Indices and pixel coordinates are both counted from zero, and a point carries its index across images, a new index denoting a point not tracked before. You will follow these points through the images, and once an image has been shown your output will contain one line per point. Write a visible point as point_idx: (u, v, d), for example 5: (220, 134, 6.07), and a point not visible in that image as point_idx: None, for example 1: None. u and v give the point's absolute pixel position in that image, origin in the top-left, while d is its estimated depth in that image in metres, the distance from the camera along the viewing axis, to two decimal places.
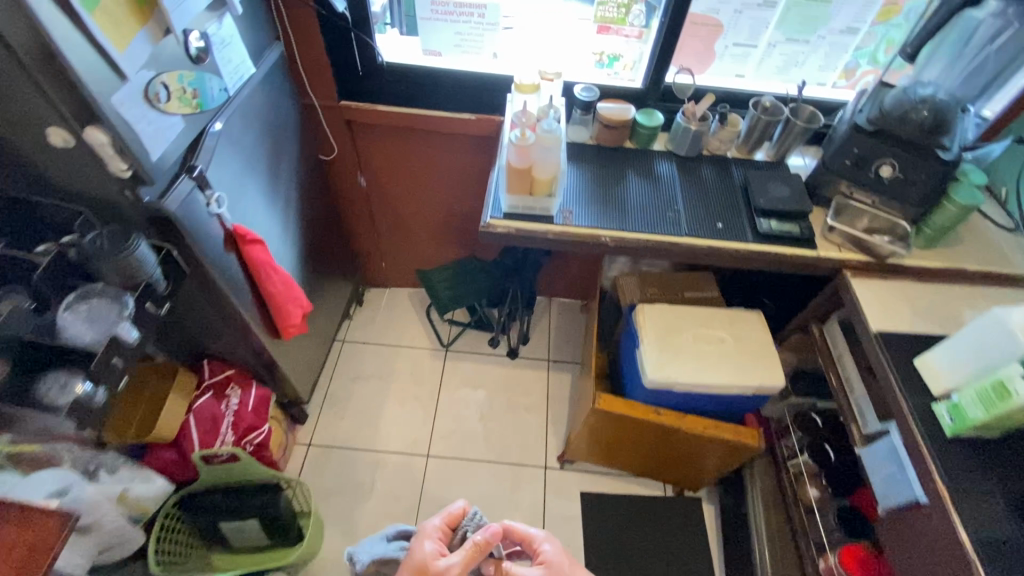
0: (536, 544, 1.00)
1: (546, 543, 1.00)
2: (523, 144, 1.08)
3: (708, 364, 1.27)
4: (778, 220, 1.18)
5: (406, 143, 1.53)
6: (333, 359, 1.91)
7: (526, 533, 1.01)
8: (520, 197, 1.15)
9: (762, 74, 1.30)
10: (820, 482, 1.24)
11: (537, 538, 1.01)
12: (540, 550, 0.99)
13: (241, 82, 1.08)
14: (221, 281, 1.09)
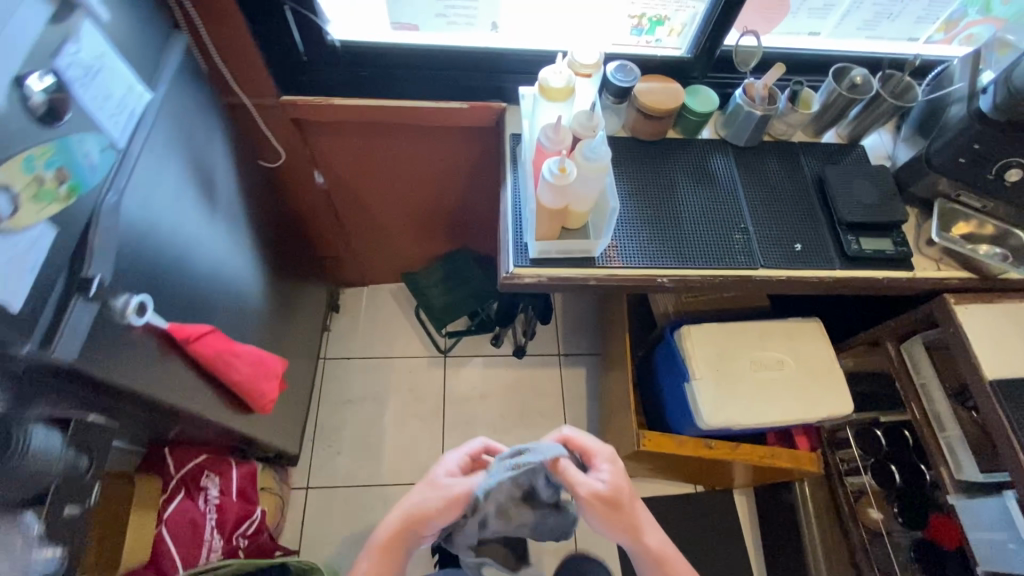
0: (598, 455, 0.83)
1: (608, 454, 0.83)
2: (559, 183, 0.77)
3: (769, 396, 1.11)
4: (868, 234, 0.95)
5: (374, 139, 1.18)
6: (317, 382, 1.67)
7: (588, 444, 0.85)
8: (552, 241, 0.87)
9: (842, 31, 0.99)
10: (885, 504, 1.18)
11: (600, 450, 0.84)
12: (601, 458, 0.83)
13: (136, 118, 0.71)
14: (170, 398, 0.82)
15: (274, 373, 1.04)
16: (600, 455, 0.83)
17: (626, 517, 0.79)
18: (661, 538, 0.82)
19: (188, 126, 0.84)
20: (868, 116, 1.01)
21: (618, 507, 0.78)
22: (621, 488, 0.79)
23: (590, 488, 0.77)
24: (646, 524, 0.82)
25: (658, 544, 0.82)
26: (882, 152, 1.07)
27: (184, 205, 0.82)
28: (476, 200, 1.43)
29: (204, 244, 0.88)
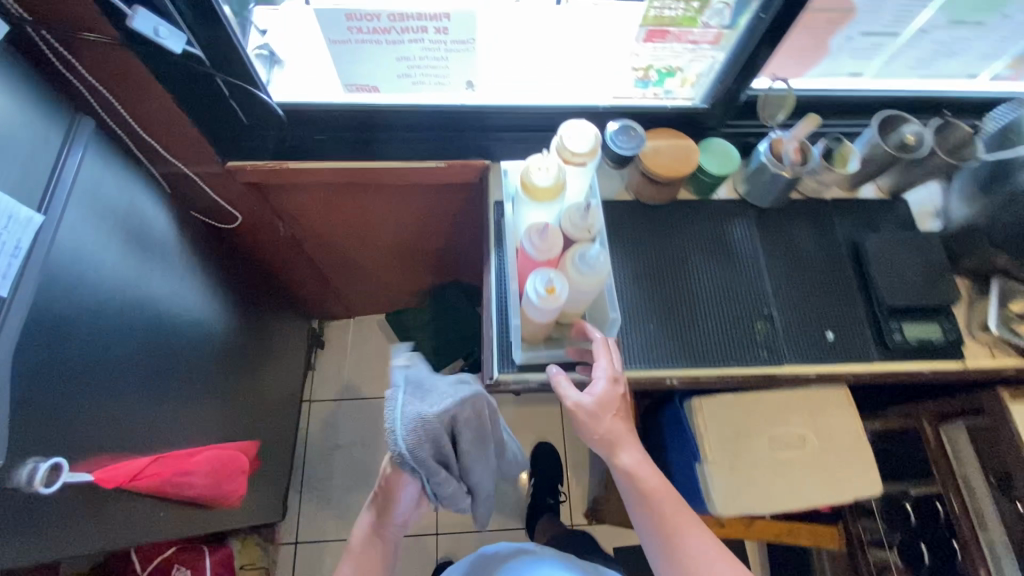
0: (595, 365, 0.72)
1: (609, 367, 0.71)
2: (546, 300, 0.63)
3: (788, 478, 1.00)
4: (912, 320, 0.82)
5: (341, 194, 1.03)
6: (302, 426, 1.58)
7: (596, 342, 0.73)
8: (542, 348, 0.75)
9: (891, 71, 0.82)
10: None
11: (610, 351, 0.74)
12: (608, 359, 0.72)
13: (25, 255, 0.58)
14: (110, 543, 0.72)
15: (240, 466, 0.95)
16: (596, 352, 0.72)
17: (604, 433, 0.72)
18: (642, 461, 0.72)
19: (107, 231, 0.71)
20: (912, 172, 0.86)
21: (602, 417, 0.71)
22: (608, 402, 0.70)
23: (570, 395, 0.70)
24: (633, 457, 0.72)
25: (643, 475, 0.72)
26: (928, 208, 0.91)
27: (113, 327, 0.70)
28: (461, 245, 1.29)
29: (144, 357, 0.76)
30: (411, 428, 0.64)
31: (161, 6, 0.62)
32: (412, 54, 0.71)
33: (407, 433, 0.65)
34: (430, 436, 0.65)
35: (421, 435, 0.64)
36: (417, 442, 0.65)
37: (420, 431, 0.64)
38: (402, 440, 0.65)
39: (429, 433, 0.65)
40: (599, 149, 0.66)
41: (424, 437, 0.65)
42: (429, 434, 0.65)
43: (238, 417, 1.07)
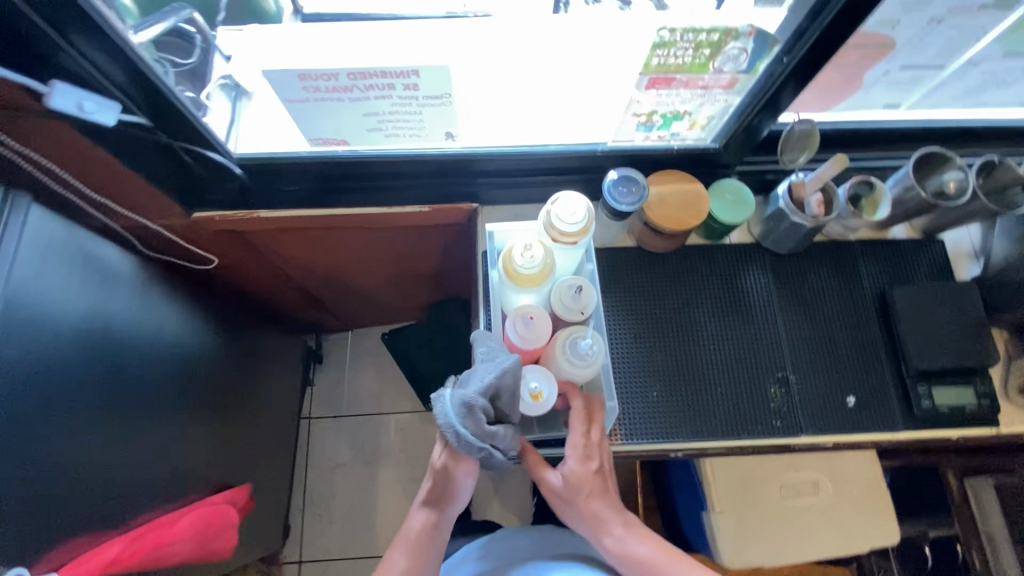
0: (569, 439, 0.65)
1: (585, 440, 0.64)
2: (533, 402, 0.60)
3: (802, 530, 0.94)
4: (944, 383, 0.74)
5: (325, 233, 0.97)
6: (302, 444, 1.56)
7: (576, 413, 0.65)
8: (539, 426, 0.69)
9: (931, 101, 0.72)
10: None
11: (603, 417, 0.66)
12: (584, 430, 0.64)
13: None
14: None
15: (230, 521, 0.89)
16: (572, 421, 0.64)
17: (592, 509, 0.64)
18: (628, 535, 0.64)
19: (68, 317, 0.65)
20: (950, 212, 0.76)
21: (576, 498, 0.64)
22: (580, 483, 0.64)
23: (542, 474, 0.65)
24: (620, 524, 0.64)
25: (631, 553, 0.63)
26: (964, 248, 0.82)
27: (81, 420, 0.65)
28: (454, 271, 1.21)
29: (121, 441, 0.71)
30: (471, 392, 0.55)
31: (85, 75, 0.55)
32: (382, 109, 0.63)
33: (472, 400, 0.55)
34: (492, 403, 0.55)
35: (482, 406, 0.55)
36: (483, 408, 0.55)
37: (481, 396, 0.55)
38: (469, 410, 0.55)
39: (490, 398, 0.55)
40: (592, 228, 0.58)
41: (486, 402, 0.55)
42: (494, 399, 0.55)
43: (234, 460, 1.04)
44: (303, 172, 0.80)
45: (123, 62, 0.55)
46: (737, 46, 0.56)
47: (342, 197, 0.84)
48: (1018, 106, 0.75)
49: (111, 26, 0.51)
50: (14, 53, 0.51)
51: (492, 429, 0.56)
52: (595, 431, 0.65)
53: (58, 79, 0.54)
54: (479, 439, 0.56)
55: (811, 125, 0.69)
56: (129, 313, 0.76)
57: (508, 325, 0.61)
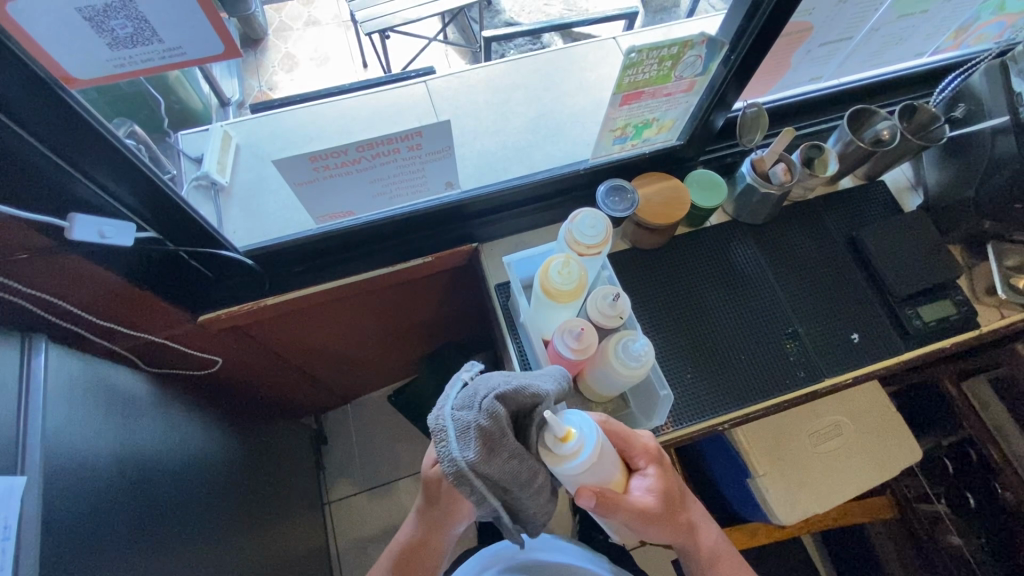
0: (640, 456, 0.65)
1: (654, 449, 0.66)
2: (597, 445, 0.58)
3: (845, 472, 0.98)
4: (927, 302, 0.83)
5: (330, 309, 0.98)
6: (328, 531, 1.42)
7: (630, 432, 0.65)
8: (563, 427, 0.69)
9: (846, 68, 0.84)
10: (961, 528, 1.06)
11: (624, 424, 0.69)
12: (644, 437, 0.66)
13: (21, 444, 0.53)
14: None
15: None
16: (631, 446, 0.65)
17: (684, 520, 0.66)
18: (717, 534, 0.71)
19: (103, 452, 0.62)
20: (885, 156, 0.87)
21: (675, 510, 0.64)
22: (672, 494, 0.64)
23: (641, 506, 0.61)
24: (698, 519, 0.70)
25: (709, 544, 0.70)
26: (903, 183, 0.95)
27: (139, 553, 0.61)
28: (454, 316, 1.23)
29: (179, 565, 0.67)
30: (452, 395, 0.55)
31: (103, 203, 0.57)
32: (387, 173, 0.67)
33: (441, 405, 0.54)
34: (470, 413, 0.52)
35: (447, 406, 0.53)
36: (459, 416, 0.52)
37: (460, 396, 0.54)
38: (437, 411, 0.54)
39: (463, 400, 0.54)
40: (611, 233, 0.65)
41: (462, 406, 0.53)
42: (469, 406, 0.53)
43: (279, 560, 0.99)
44: (304, 251, 0.82)
45: (129, 182, 0.56)
46: (693, 54, 0.65)
47: (347, 266, 0.87)
48: (911, 57, 0.88)
49: (126, 148, 0.53)
50: (28, 195, 0.51)
51: (438, 431, 0.52)
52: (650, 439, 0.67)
53: (76, 211, 0.55)
54: (445, 452, 0.51)
55: (759, 106, 0.80)
56: (151, 432, 0.72)
57: (558, 341, 0.65)
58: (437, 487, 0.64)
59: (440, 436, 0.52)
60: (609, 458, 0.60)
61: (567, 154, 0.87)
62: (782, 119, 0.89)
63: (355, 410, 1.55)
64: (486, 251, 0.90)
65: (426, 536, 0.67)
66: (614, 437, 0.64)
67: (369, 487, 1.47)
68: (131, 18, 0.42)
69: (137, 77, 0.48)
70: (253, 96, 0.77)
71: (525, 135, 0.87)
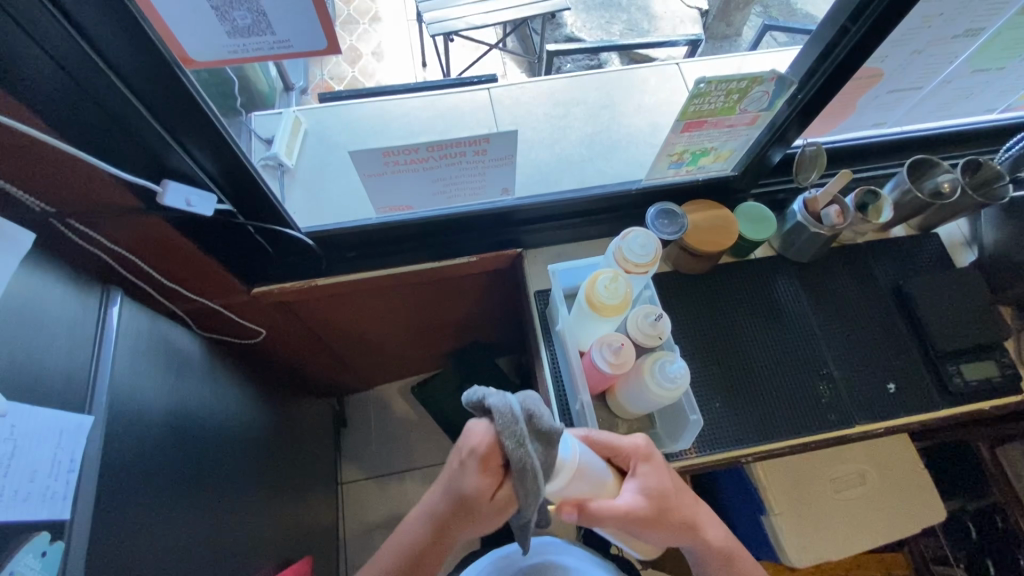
0: (631, 456, 0.65)
1: (645, 448, 0.65)
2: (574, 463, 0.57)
3: (865, 523, 0.96)
4: (970, 361, 0.81)
5: (371, 297, 1.01)
6: (339, 510, 1.45)
7: (616, 440, 0.65)
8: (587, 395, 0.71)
9: (908, 118, 0.84)
10: None
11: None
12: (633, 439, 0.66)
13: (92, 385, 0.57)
14: None
15: None
16: (620, 445, 0.65)
17: (683, 516, 0.65)
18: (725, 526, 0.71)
19: (157, 403, 0.66)
20: (942, 209, 0.86)
21: (668, 512, 0.63)
22: (665, 494, 0.64)
23: (629, 510, 0.61)
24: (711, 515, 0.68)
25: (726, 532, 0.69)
26: (957, 239, 0.93)
27: (175, 505, 0.65)
28: (487, 317, 1.25)
29: (208, 523, 0.71)
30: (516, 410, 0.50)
31: (191, 173, 0.61)
32: (450, 173, 0.69)
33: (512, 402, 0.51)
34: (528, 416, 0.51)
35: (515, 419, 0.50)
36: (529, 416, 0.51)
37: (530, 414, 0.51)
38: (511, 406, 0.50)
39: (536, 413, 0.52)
40: (661, 255, 0.67)
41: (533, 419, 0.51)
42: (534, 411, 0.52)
43: (293, 532, 1.01)
44: (359, 238, 0.86)
45: (217, 154, 0.60)
46: (762, 89, 0.65)
47: (397, 256, 0.90)
48: (978, 113, 0.87)
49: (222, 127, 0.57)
50: (130, 158, 0.55)
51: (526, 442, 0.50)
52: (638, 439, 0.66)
53: (169, 179, 0.60)
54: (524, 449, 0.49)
55: (817, 146, 0.80)
56: (198, 391, 0.76)
57: (596, 353, 0.67)
58: (488, 509, 0.55)
59: (519, 437, 0.49)
60: (594, 473, 0.60)
61: (620, 172, 0.88)
62: (839, 162, 0.89)
63: (378, 397, 1.58)
64: (529, 258, 0.92)
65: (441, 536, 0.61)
66: (599, 445, 0.65)
67: (383, 473, 1.50)
68: (252, 11, 0.46)
69: (245, 63, 0.53)
70: (315, 84, 0.83)
71: (580, 150, 0.89)
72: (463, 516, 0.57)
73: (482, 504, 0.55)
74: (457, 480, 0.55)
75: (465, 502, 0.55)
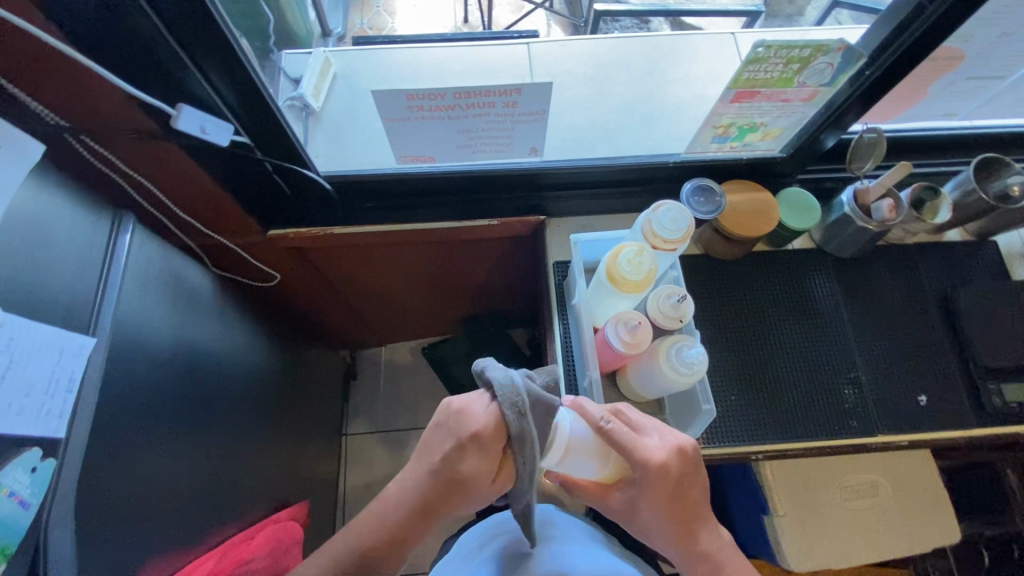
0: (642, 470, 0.57)
1: (660, 465, 0.57)
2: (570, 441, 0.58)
3: (873, 536, 0.93)
4: (1015, 381, 0.75)
5: (387, 252, 0.99)
6: (341, 460, 1.48)
7: (630, 446, 0.57)
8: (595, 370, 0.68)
9: (982, 111, 0.76)
10: None
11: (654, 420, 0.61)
12: (647, 453, 0.57)
13: (95, 309, 0.56)
14: None
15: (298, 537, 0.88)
16: (632, 452, 0.57)
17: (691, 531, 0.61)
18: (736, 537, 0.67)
19: (162, 334, 0.65)
20: (1006, 215, 0.79)
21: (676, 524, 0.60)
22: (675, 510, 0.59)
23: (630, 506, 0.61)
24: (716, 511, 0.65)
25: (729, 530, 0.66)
26: (1018, 249, 0.85)
27: (174, 437, 0.65)
28: (504, 285, 1.23)
29: (205, 458, 0.71)
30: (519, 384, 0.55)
31: (207, 100, 0.58)
32: (476, 126, 0.66)
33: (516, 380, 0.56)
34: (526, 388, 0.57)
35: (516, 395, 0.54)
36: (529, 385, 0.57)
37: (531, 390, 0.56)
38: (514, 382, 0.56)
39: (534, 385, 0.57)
40: (692, 233, 0.62)
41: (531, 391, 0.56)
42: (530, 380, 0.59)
43: (291, 477, 1.03)
44: (379, 189, 0.83)
45: (235, 83, 0.58)
46: (825, 62, 0.59)
47: (416, 211, 0.87)
48: None
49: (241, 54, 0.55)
50: (146, 78, 0.53)
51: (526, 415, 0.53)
52: (652, 452, 0.57)
53: (185, 102, 0.56)
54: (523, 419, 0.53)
55: (879, 133, 0.73)
56: (206, 327, 0.76)
57: (611, 330, 0.64)
58: (486, 487, 0.59)
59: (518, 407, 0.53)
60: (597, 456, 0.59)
61: (657, 144, 0.83)
62: (897, 153, 0.82)
63: (389, 354, 1.58)
64: (553, 226, 0.88)
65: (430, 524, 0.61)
66: (611, 443, 0.58)
67: (387, 430, 1.51)
68: None
69: None
70: (353, 32, 0.86)
71: (618, 117, 0.84)
72: (457, 491, 0.58)
73: (480, 484, 0.58)
74: (455, 461, 0.57)
75: (464, 481, 0.57)
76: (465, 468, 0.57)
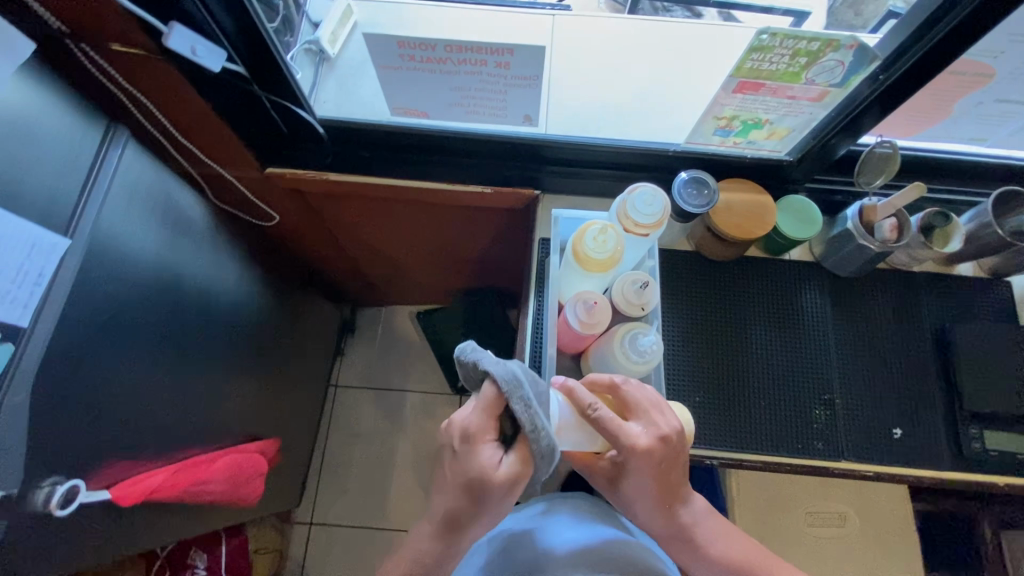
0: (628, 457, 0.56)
1: (646, 454, 0.55)
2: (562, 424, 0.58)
3: (833, 566, 0.90)
4: (1000, 428, 0.71)
5: (385, 208, 1.00)
6: (327, 410, 1.51)
7: (615, 434, 0.55)
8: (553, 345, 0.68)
9: (1013, 140, 0.71)
10: None
11: (648, 403, 0.58)
12: (631, 440, 0.55)
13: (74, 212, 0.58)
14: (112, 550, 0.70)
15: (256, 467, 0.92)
16: (621, 438, 0.56)
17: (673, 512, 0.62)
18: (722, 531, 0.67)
19: (144, 248, 0.67)
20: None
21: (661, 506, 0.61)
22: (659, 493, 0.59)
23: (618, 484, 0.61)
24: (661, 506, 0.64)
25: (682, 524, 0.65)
26: None
27: (143, 349, 0.67)
28: (502, 259, 1.22)
29: (176, 375, 0.74)
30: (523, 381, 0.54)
31: (202, 23, 0.59)
32: (469, 85, 0.66)
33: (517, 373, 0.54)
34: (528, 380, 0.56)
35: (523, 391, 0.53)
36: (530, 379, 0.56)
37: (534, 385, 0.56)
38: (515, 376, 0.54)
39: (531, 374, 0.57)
40: (667, 218, 0.61)
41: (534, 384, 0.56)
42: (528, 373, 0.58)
43: (267, 413, 1.05)
44: (378, 140, 0.83)
45: None
46: (834, 58, 0.56)
47: (413, 169, 0.87)
48: None
49: None
50: None
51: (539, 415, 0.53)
52: (637, 439, 0.55)
53: (178, 22, 0.58)
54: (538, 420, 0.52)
55: (893, 146, 0.69)
56: (193, 251, 0.78)
57: (570, 309, 0.63)
58: (502, 488, 0.53)
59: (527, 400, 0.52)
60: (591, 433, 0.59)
61: (663, 133, 0.80)
62: (916, 174, 0.78)
63: (387, 315, 1.60)
64: (545, 204, 0.87)
65: (446, 544, 0.57)
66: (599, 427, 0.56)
67: (375, 387, 1.54)
68: None
69: None
70: None
71: (627, 99, 0.82)
72: (469, 495, 0.53)
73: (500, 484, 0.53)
74: (468, 459, 0.52)
75: (482, 483, 0.52)
76: (483, 465, 0.52)
